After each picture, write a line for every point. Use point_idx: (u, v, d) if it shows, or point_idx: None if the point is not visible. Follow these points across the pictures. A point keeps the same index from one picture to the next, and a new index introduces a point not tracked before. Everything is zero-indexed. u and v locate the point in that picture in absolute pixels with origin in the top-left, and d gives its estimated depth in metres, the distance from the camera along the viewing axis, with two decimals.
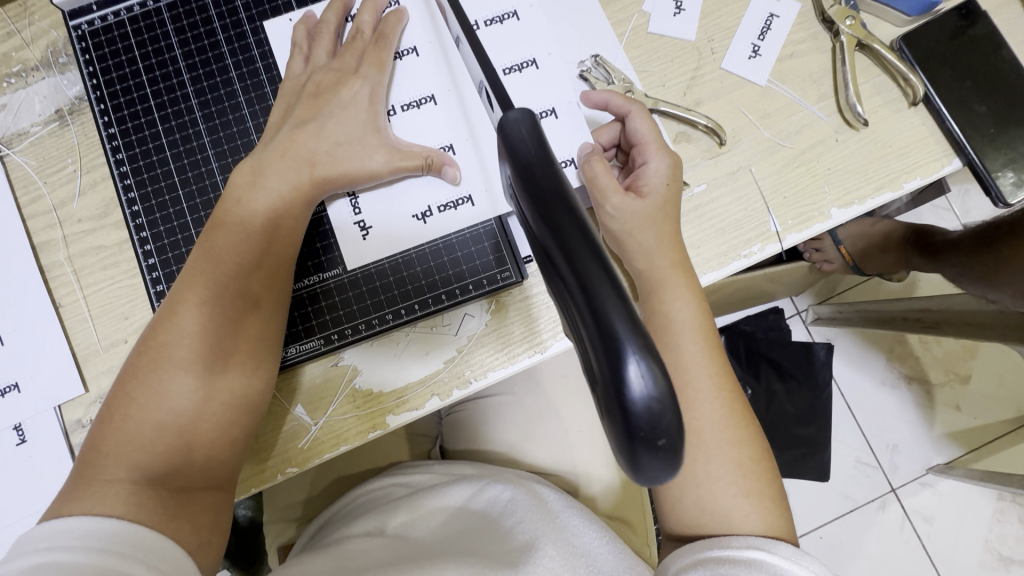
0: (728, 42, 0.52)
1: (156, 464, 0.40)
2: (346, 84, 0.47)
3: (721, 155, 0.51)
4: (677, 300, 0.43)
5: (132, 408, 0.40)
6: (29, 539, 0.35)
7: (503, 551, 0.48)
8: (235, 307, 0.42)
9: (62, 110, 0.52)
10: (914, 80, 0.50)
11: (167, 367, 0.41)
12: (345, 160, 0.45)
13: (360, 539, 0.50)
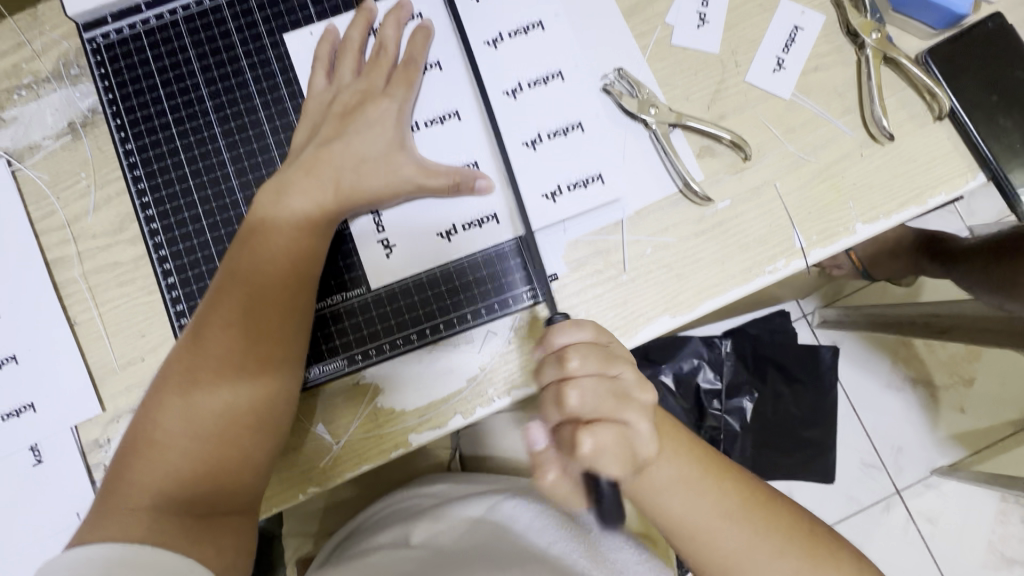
0: (752, 55, 0.51)
1: (181, 493, 0.39)
2: (373, 102, 0.46)
3: (745, 169, 0.50)
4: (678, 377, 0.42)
5: (156, 436, 0.40)
6: (51, 566, 0.35)
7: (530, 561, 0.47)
8: (259, 330, 0.41)
9: (74, 123, 0.51)
10: (940, 94, 0.49)
11: (193, 390, 0.40)
12: (372, 178, 0.45)
13: (384, 553, 0.51)
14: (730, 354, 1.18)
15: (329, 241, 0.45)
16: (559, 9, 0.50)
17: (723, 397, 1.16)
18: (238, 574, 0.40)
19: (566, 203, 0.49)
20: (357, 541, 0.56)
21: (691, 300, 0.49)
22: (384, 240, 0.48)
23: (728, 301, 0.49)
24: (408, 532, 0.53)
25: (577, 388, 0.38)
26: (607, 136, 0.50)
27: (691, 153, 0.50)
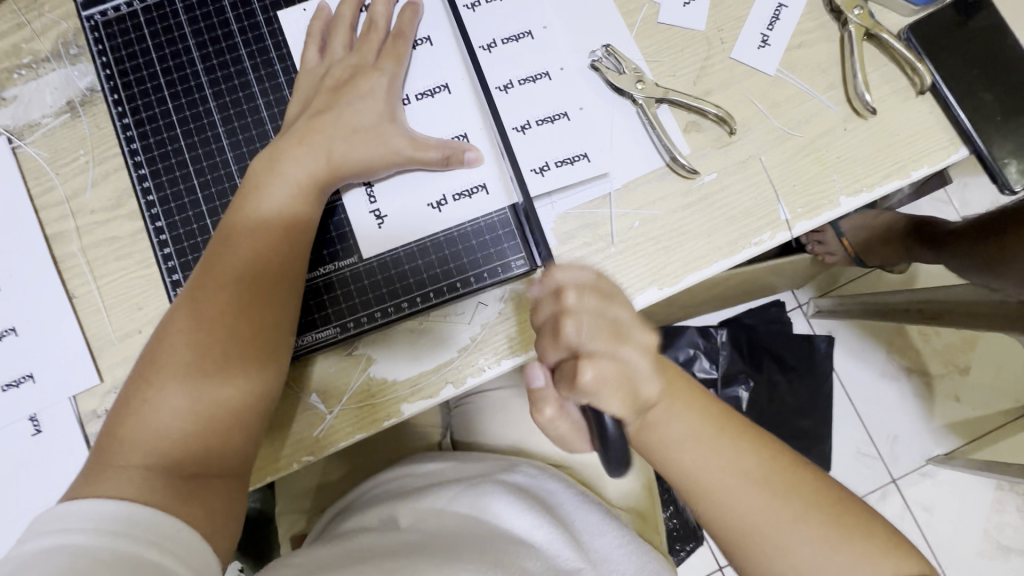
0: (737, 32, 0.52)
1: (170, 453, 0.40)
2: (363, 76, 0.48)
3: (730, 144, 0.51)
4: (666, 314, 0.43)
5: (148, 397, 0.41)
6: (46, 520, 0.36)
7: (509, 543, 0.47)
8: (250, 298, 0.42)
9: (73, 101, 0.52)
10: (921, 69, 0.50)
11: (184, 355, 0.41)
12: (362, 150, 0.46)
13: (371, 534, 0.49)
14: (726, 343, 1.20)
15: (321, 211, 0.47)
16: None
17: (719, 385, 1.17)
18: (227, 537, 0.41)
19: (555, 177, 0.50)
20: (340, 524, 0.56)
21: (678, 271, 0.50)
22: (376, 211, 0.49)
23: (715, 273, 0.50)
24: (394, 513, 0.52)
25: (575, 318, 0.36)
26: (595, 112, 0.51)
27: (677, 128, 0.51)
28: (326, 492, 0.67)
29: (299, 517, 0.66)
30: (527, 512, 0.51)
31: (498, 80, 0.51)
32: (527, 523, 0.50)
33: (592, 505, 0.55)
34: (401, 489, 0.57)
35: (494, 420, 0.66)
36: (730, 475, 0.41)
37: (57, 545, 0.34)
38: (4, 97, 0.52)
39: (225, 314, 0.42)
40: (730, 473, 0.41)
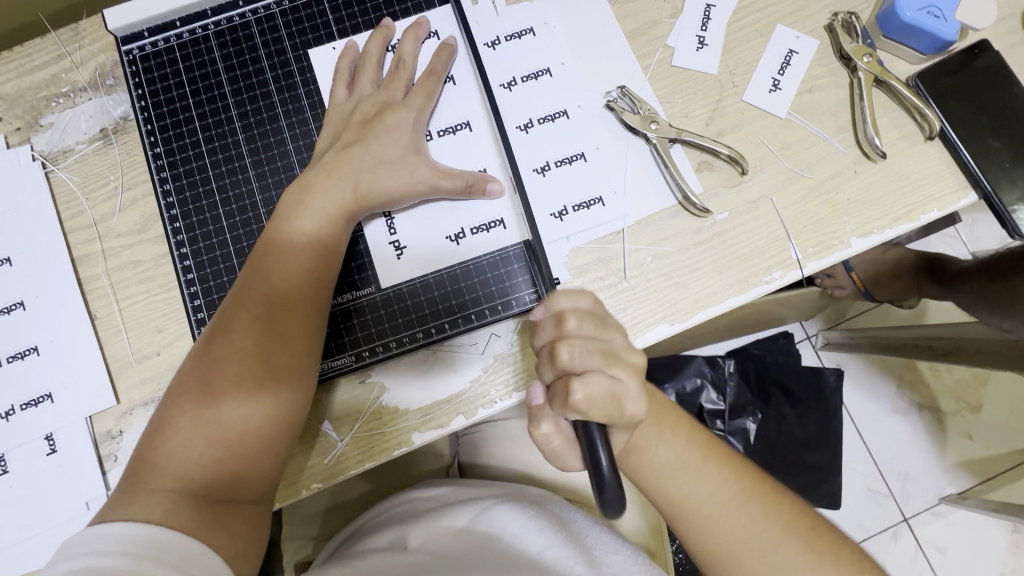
0: (749, 76, 0.54)
1: (195, 477, 0.41)
2: (392, 111, 0.49)
3: (742, 183, 0.52)
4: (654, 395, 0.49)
5: (176, 422, 0.42)
6: (74, 543, 0.36)
7: (518, 562, 0.47)
8: (275, 324, 0.43)
9: (106, 129, 0.54)
10: (929, 114, 0.51)
11: (216, 382, 0.42)
12: (387, 179, 0.47)
13: (381, 555, 0.51)
14: (732, 373, 1.20)
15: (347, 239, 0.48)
16: (550, 20, 0.54)
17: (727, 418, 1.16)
18: (249, 561, 0.42)
19: (572, 218, 0.51)
20: (354, 542, 0.57)
21: (690, 308, 0.50)
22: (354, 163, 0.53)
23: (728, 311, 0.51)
24: (406, 533, 0.54)
25: (568, 345, 0.39)
26: (611, 160, 0.52)
27: (690, 167, 0.52)
28: (332, 518, 0.67)
29: (303, 542, 0.66)
30: (540, 530, 0.50)
31: (519, 119, 0.53)
32: (535, 539, 0.49)
33: (606, 530, 0.55)
34: (413, 509, 0.58)
35: (502, 448, 0.67)
36: (707, 500, 0.44)
37: (84, 566, 0.35)
38: (41, 124, 0.54)
39: (250, 342, 0.43)
40: (706, 496, 0.44)
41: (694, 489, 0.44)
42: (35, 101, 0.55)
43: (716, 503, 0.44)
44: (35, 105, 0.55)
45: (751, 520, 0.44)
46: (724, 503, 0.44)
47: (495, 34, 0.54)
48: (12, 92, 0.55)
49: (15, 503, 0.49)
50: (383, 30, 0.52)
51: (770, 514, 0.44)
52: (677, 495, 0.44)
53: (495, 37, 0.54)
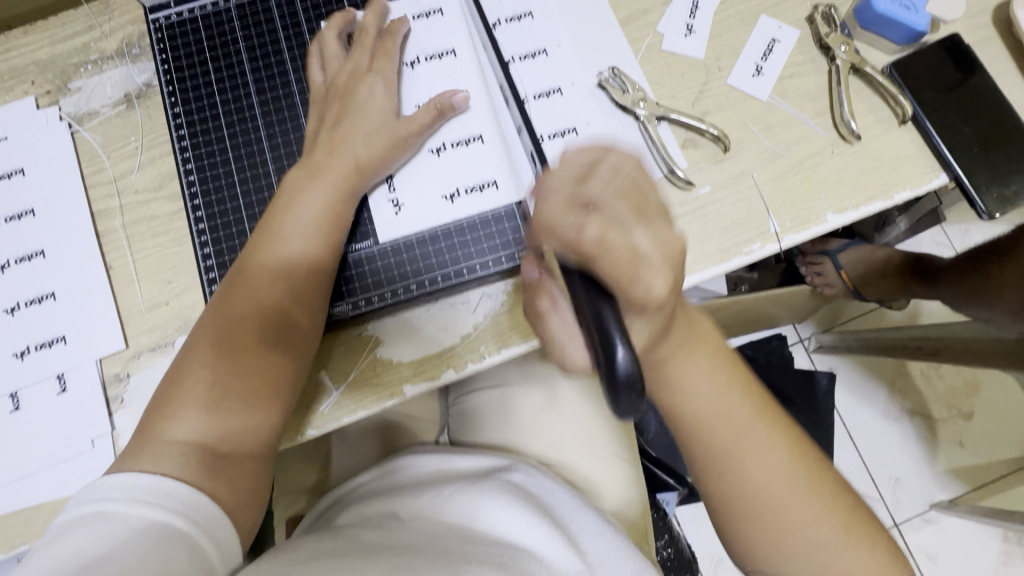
0: (733, 61, 0.57)
1: (204, 443, 0.43)
2: (362, 81, 0.53)
3: (725, 160, 0.55)
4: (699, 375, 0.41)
5: (184, 392, 0.44)
6: (87, 489, 0.39)
7: (509, 538, 0.49)
8: (283, 303, 0.47)
9: (130, 94, 0.58)
10: (902, 100, 0.54)
11: (229, 345, 0.45)
12: (370, 144, 0.51)
13: (370, 530, 0.51)
14: None
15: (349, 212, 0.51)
16: (548, 5, 0.58)
17: None
18: (249, 516, 0.44)
19: None
20: (341, 514, 0.57)
21: None
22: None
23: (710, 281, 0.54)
24: (396, 509, 0.54)
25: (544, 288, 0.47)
26: (601, 135, 0.55)
27: (676, 144, 0.56)
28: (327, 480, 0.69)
29: (297, 502, 0.69)
30: (527, 512, 0.52)
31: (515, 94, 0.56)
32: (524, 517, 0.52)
33: (587, 507, 0.57)
34: (400, 484, 0.59)
35: (490, 420, 0.68)
36: (706, 412, 0.42)
37: (93, 513, 0.37)
38: (70, 88, 0.58)
39: (260, 309, 0.46)
40: (708, 407, 0.42)
41: (703, 401, 0.42)
42: (65, 67, 0.59)
43: (717, 416, 0.42)
44: (65, 70, 0.59)
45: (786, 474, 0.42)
46: (718, 408, 0.42)
47: (497, 16, 0.58)
48: (45, 58, 0.59)
49: (25, 437, 0.51)
50: (362, 18, 0.56)
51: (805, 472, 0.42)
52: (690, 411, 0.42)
53: (496, 19, 0.58)
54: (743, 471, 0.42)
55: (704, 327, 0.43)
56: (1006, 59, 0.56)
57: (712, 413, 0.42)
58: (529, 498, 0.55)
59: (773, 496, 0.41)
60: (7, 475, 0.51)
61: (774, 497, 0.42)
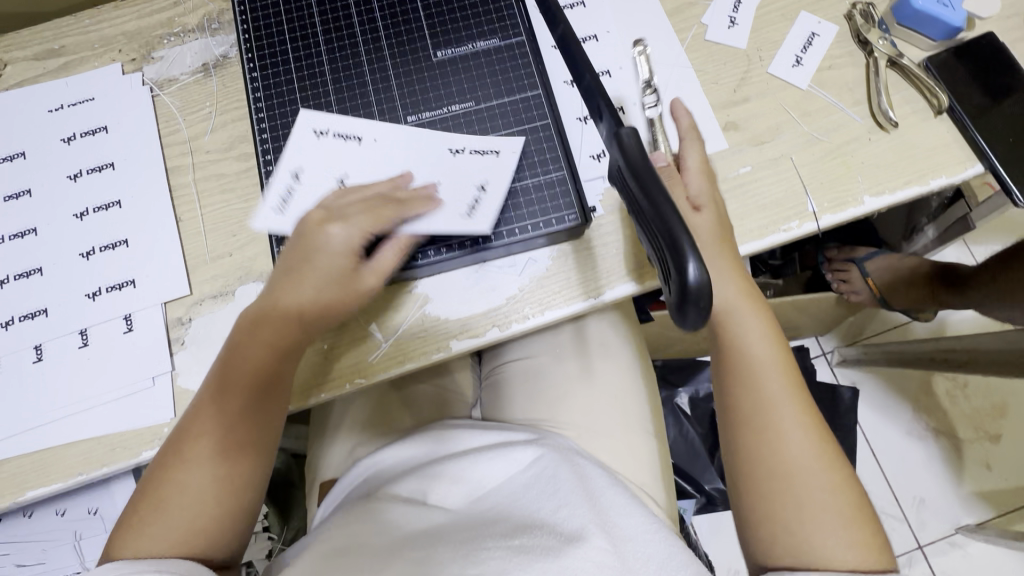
0: (774, 52, 0.60)
1: (200, 512, 0.47)
2: (329, 225, 0.49)
3: (765, 143, 0.58)
4: (747, 318, 0.50)
5: (186, 457, 0.47)
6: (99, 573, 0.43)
7: (530, 521, 0.52)
8: (263, 383, 0.49)
9: (208, 64, 0.63)
10: (938, 92, 0.57)
11: (206, 436, 0.47)
12: (341, 310, 0.50)
13: (402, 507, 0.55)
14: None
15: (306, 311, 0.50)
16: None
17: None
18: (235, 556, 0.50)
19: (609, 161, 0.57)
20: (379, 481, 0.62)
21: None
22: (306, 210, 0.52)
23: (749, 253, 0.55)
24: (426, 489, 0.58)
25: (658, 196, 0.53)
26: (647, 116, 0.59)
27: (718, 126, 0.58)
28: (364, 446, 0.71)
29: (333, 465, 0.70)
30: (547, 502, 0.53)
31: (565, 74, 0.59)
32: (546, 505, 0.53)
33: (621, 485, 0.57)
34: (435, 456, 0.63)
35: (523, 393, 0.70)
36: (756, 354, 0.49)
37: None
38: (154, 56, 0.63)
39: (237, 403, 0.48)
40: (758, 348, 0.49)
41: (754, 346, 0.49)
42: (150, 38, 0.64)
43: (761, 359, 0.49)
44: (150, 41, 0.64)
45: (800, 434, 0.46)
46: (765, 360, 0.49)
47: None
48: (132, 30, 0.64)
49: (91, 372, 0.54)
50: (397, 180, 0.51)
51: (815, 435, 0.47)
52: (743, 355, 0.49)
53: None
54: (758, 397, 0.47)
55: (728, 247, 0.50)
56: None
57: (759, 382, 0.48)
58: (562, 471, 0.57)
59: (794, 460, 0.45)
60: (71, 406, 0.53)
61: (790, 443, 0.46)
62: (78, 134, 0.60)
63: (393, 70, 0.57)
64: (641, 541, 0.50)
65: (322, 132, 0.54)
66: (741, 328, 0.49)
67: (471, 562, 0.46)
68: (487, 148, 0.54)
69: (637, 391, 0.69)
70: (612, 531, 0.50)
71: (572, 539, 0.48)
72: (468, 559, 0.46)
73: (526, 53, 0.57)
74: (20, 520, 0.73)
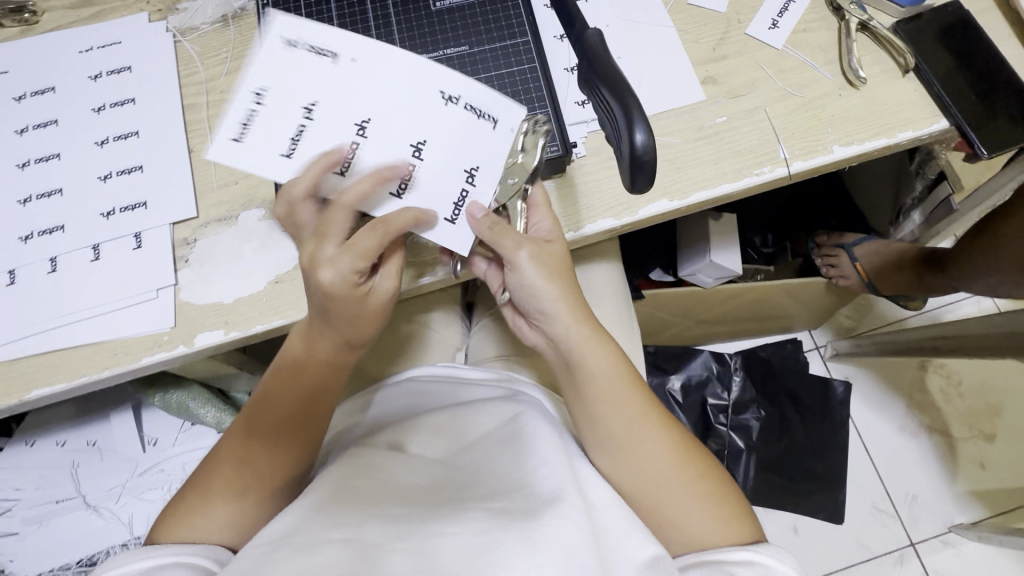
0: (753, 15, 0.64)
1: (244, 511, 0.51)
2: (322, 265, 0.49)
3: (741, 96, 0.61)
4: (569, 326, 0.55)
5: (236, 467, 0.52)
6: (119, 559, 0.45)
7: (505, 481, 0.52)
8: (306, 409, 0.54)
9: (227, 15, 0.68)
10: (906, 52, 0.60)
11: (256, 450, 0.53)
12: (372, 326, 0.54)
13: (382, 454, 0.56)
14: (738, 368, 1.25)
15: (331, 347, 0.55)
16: None
17: (729, 412, 1.22)
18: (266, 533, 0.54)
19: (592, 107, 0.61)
20: (372, 427, 0.63)
21: (687, 189, 0.59)
22: (290, 150, 0.50)
23: (722, 196, 0.59)
24: (405, 439, 0.59)
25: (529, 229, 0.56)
26: (630, 70, 0.63)
27: (696, 80, 0.62)
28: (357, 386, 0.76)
29: None
30: (526, 461, 0.53)
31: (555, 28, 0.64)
32: (525, 462, 0.53)
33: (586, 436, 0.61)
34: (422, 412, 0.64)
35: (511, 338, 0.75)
36: (611, 387, 0.55)
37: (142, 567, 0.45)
38: (177, 7, 0.68)
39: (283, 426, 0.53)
40: (612, 377, 0.55)
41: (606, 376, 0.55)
42: None
43: (610, 384, 0.55)
44: None
45: (655, 439, 0.55)
46: (619, 386, 0.55)
47: None
48: None
49: (100, 283, 0.58)
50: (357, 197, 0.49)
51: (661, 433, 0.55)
52: (596, 381, 0.56)
53: None
54: (607, 410, 0.55)
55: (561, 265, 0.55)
56: (1003, 30, 0.63)
57: (616, 408, 0.55)
58: (545, 430, 0.56)
59: (662, 471, 0.54)
60: (81, 314, 0.57)
61: (649, 448, 0.54)
62: (105, 72, 0.66)
63: (395, 17, 0.61)
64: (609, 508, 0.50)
65: (300, 45, 0.50)
66: (562, 334, 0.56)
67: (451, 518, 0.46)
68: (487, 111, 0.52)
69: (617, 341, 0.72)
70: (585, 494, 0.50)
71: (549, 498, 0.48)
72: (452, 514, 0.47)
73: (518, 5, 0.61)
74: (21, 447, 0.76)
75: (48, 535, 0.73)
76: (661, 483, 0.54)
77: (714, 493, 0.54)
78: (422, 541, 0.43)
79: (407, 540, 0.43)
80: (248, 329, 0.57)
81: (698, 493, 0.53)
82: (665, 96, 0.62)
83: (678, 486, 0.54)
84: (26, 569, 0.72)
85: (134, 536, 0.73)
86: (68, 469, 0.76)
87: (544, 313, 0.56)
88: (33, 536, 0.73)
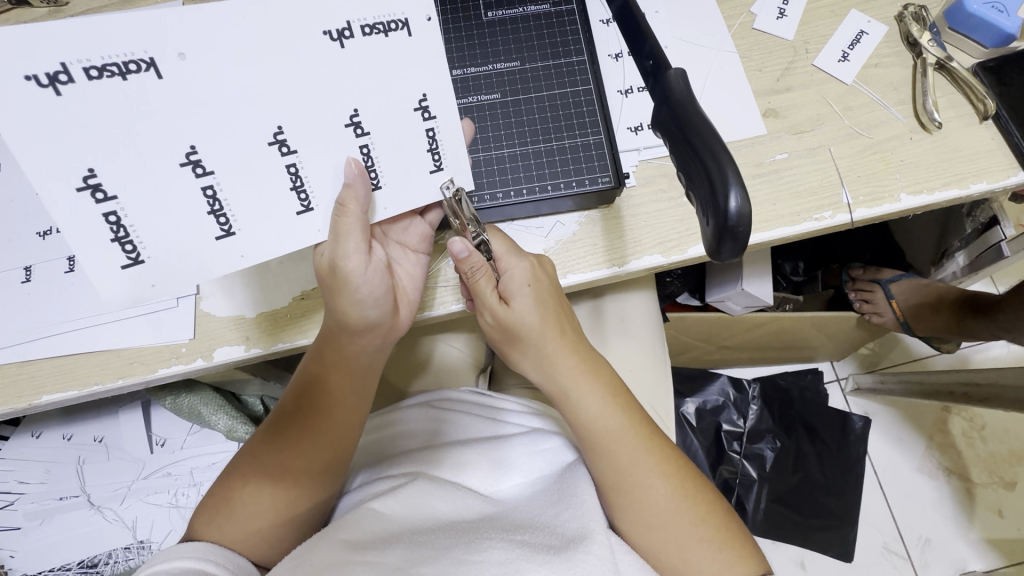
0: (821, 46, 0.60)
1: (260, 521, 0.50)
2: (366, 347, 0.50)
3: (804, 133, 0.58)
4: (561, 362, 0.51)
5: (252, 476, 0.51)
6: (174, 553, 0.46)
7: (526, 519, 0.48)
8: (313, 402, 0.52)
9: None
10: (986, 98, 0.56)
11: (274, 455, 0.51)
12: (388, 321, 0.50)
13: (375, 486, 0.53)
14: (756, 397, 1.20)
15: (364, 351, 0.51)
16: None
17: (744, 440, 1.16)
18: (278, 551, 0.52)
19: (646, 134, 0.58)
20: (365, 463, 0.60)
21: None
22: (227, 228, 0.42)
23: (778, 238, 0.55)
24: (390, 466, 0.55)
25: (511, 269, 0.50)
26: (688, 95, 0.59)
27: (758, 112, 0.58)
28: (378, 405, 0.74)
29: None
30: (551, 504, 0.50)
31: (611, 49, 0.61)
32: (557, 512, 0.49)
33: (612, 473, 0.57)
34: (422, 442, 0.59)
35: None
36: (597, 430, 0.51)
37: (186, 559, 0.46)
38: None
39: (300, 427, 0.52)
40: (599, 422, 0.51)
41: (593, 423, 0.51)
42: None
43: (607, 434, 0.51)
44: None
45: (656, 474, 0.50)
46: (611, 433, 0.51)
47: None
48: None
49: None
50: (347, 189, 0.43)
51: (668, 466, 0.51)
52: (589, 426, 0.51)
53: None
54: (601, 445, 0.51)
55: (556, 305, 0.51)
56: None
57: (615, 450, 0.50)
58: (578, 474, 0.54)
59: (660, 514, 0.50)
60: (97, 317, 0.55)
61: (649, 487, 0.50)
62: None
63: (444, 23, 0.57)
64: (634, 557, 0.46)
65: (54, 84, 0.35)
66: (557, 368, 0.51)
67: (470, 552, 0.42)
68: (389, 18, 0.41)
69: (649, 375, 0.69)
70: (612, 536, 0.47)
71: (574, 537, 0.45)
72: (472, 545, 0.43)
73: (576, 21, 0.58)
74: (27, 439, 0.72)
75: (50, 533, 0.71)
76: (664, 529, 0.49)
77: (725, 538, 0.50)
78: (447, 569, 0.40)
79: (431, 566, 0.40)
80: (270, 346, 0.55)
81: (705, 539, 0.49)
82: (724, 125, 0.58)
83: (684, 532, 0.49)
84: (26, 567, 0.71)
85: (138, 540, 0.72)
86: (73, 465, 0.72)
87: (540, 350, 0.51)
88: (35, 532, 0.71)
